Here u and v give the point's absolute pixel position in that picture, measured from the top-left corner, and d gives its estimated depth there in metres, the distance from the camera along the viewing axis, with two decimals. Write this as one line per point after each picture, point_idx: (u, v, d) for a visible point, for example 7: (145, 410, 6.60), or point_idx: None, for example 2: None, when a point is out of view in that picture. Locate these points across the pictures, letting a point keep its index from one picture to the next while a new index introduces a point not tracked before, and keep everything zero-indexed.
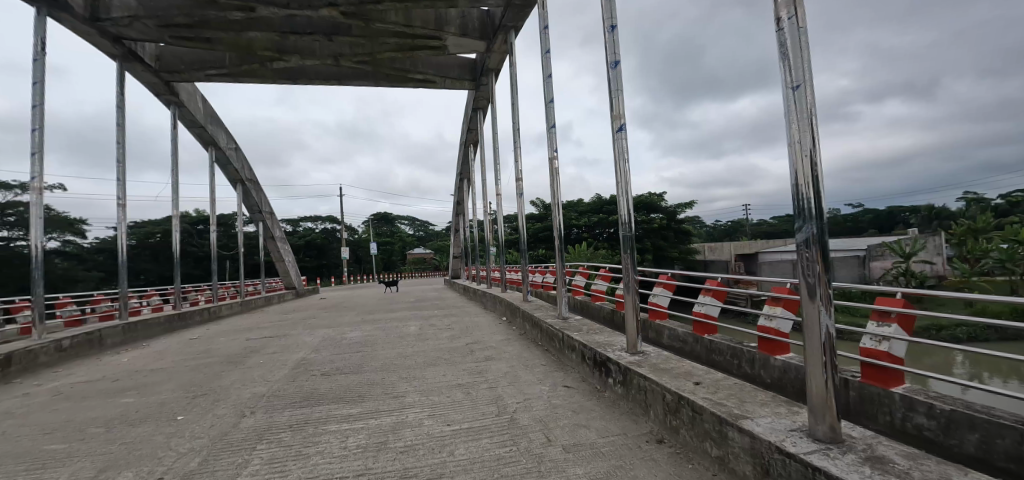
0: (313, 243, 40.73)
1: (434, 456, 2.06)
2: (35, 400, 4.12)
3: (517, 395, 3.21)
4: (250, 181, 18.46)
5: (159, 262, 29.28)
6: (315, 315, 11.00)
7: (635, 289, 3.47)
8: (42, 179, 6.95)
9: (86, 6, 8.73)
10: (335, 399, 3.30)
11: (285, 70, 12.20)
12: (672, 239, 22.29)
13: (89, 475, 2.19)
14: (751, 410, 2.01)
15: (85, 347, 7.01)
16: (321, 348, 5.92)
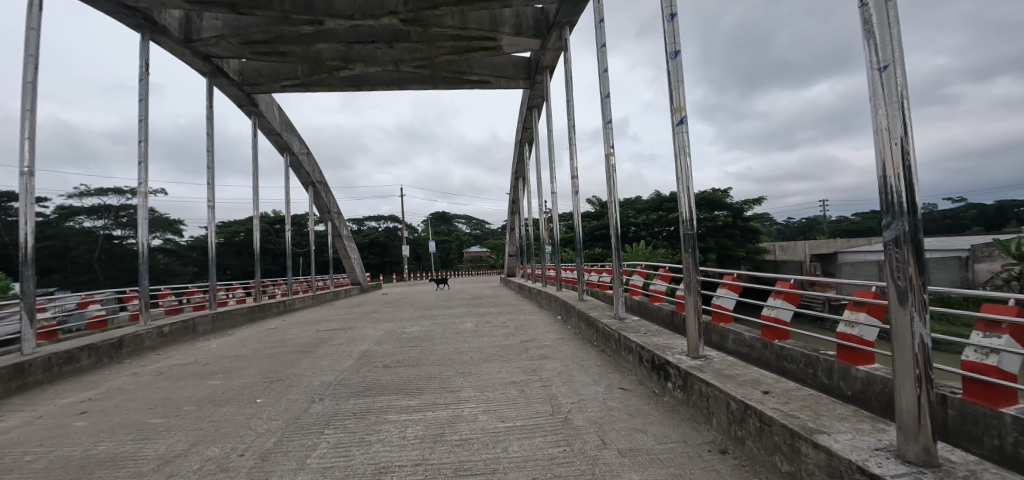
0: (376, 242, 43.07)
1: (488, 451, 2.09)
2: (144, 378, 4.72)
3: (572, 394, 3.17)
4: (320, 183, 19.83)
5: (243, 258, 32.46)
6: (378, 310, 11.60)
7: (697, 290, 3.30)
8: (147, 185, 7.91)
9: (182, 29, 9.85)
10: (395, 390, 3.45)
11: (350, 78, 12.96)
12: (738, 238, 20.98)
13: (184, 447, 2.47)
14: (829, 424, 1.83)
15: (182, 333, 7.93)
16: (383, 341, 6.23)
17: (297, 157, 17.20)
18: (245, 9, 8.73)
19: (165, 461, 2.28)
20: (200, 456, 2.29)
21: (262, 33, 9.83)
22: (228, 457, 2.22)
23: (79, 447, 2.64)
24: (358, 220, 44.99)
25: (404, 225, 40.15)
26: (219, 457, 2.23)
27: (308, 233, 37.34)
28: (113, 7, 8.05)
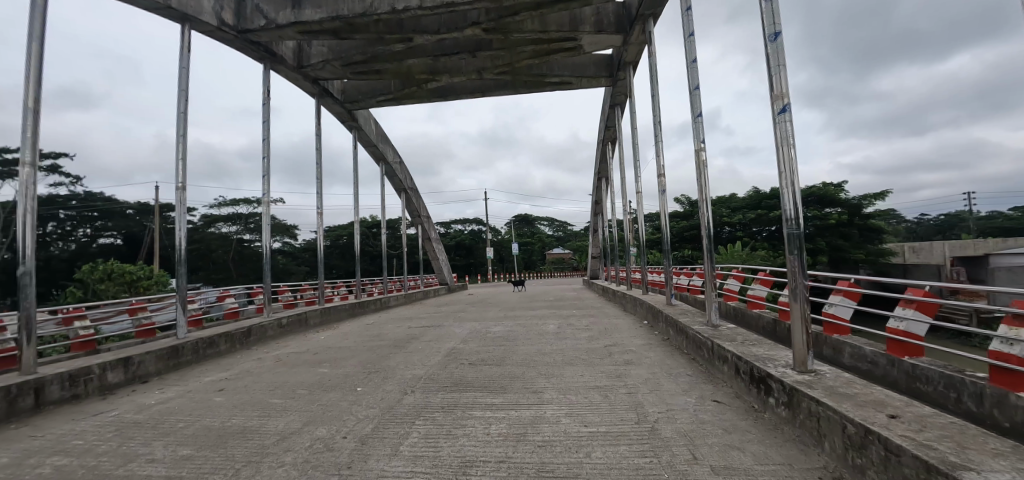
0: (461, 243, 45.15)
1: (570, 455, 2.08)
2: (267, 363, 5.46)
3: (659, 403, 3.04)
4: (412, 190, 21.26)
5: (344, 259, 36.15)
6: (463, 309, 12.14)
7: (805, 297, 2.97)
8: (269, 195, 9.09)
9: (296, 57, 11.25)
10: (477, 388, 3.58)
11: (437, 90, 13.80)
12: (857, 239, 18.49)
13: (299, 425, 2.81)
14: (977, 460, 1.53)
15: (298, 325, 9.06)
16: (467, 340, 6.49)
17: (391, 166, 18.54)
18: (346, 33, 9.74)
19: (283, 436, 2.60)
20: (311, 435, 2.58)
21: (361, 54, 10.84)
22: (334, 438, 2.47)
23: (219, 419, 3.13)
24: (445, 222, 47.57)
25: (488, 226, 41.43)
26: (326, 437, 2.49)
27: (400, 236, 40.57)
28: (243, 43, 9.42)
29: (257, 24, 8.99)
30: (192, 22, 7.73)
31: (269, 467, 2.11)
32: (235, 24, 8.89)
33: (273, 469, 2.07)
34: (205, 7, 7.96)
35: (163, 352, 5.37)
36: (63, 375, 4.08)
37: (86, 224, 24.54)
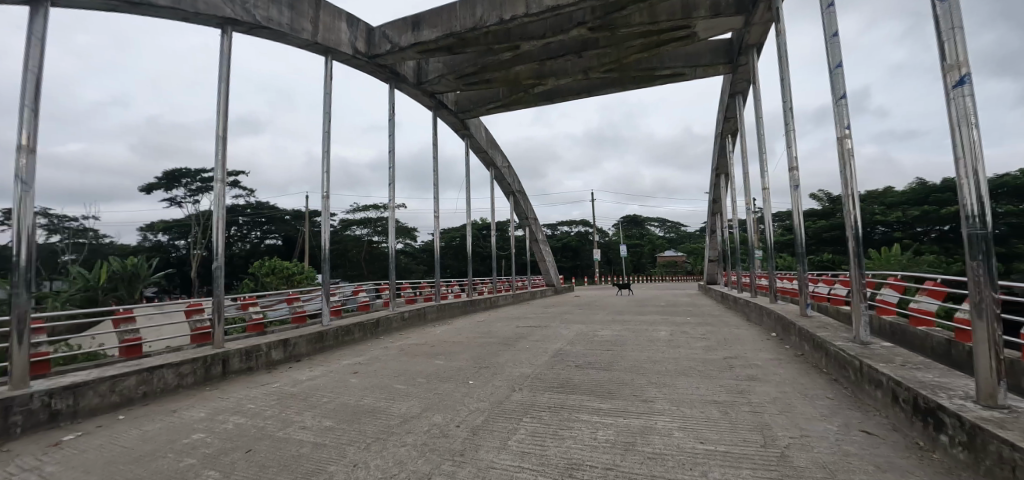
0: (567, 246, 45.80)
1: (684, 471, 1.95)
2: (392, 352, 6.13)
3: (790, 427, 2.70)
4: (520, 193, 22.05)
5: (459, 260, 39.09)
6: (570, 312, 12.24)
7: (995, 315, 2.38)
8: (394, 201, 10.13)
9: (415, 74, 12.47)
10: (583, 392, 3.56)
11: (545, 93, 14.20)
12: None
13: (419, 410, 3.08)
14: None
15: (417, 319, 10.07)
16: (575, 342, 6.55)
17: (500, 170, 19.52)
18: (459, 49, 10.47)
19: (405, 419, 2.87)
20: (428, 420, 2.80)
21: (471, 66, 11.64)
22: (449, 426, 2.65)
23: (353, 398, 3.58)
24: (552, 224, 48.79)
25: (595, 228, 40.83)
26: (441, 424, 2.68)
27: (508, 236, 42.56)
28: (373, 67, 10.77)
29: (384, 49, 10.19)
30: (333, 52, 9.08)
31: (394, 445, 2.35)
32: (366, 51, 10.17)
33: (397, 448, 2.30)
34: (343, 38, 9.37)
35: (311, 337, 6.69)
36: (239, 351, 5.41)
37: (255, 229, 30.79)
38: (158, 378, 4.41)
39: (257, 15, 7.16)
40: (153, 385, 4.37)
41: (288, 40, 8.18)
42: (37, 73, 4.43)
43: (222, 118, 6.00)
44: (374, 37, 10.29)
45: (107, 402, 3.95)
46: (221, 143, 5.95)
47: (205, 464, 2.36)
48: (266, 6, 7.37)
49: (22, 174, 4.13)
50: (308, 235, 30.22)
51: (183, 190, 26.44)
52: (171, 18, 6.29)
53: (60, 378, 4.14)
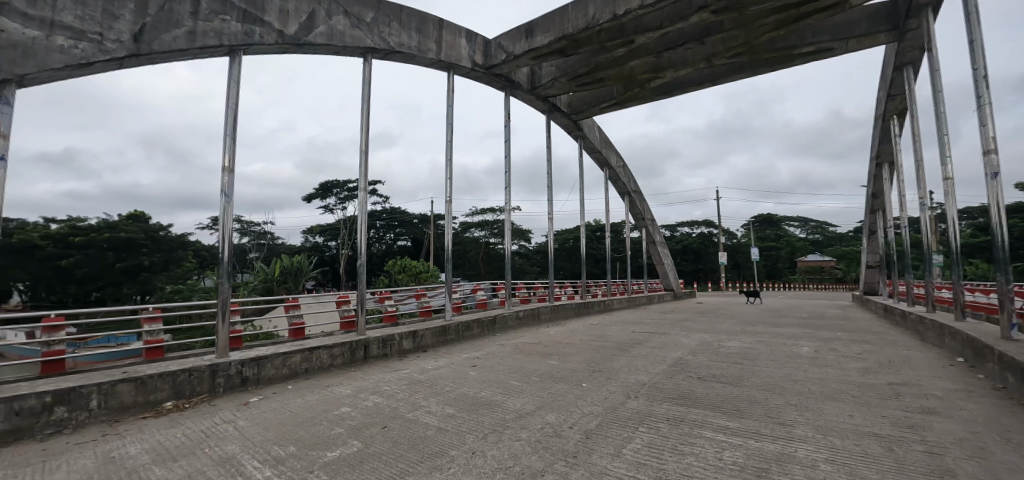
0: (687, 248, 43.14)
1: None
2: (507, 350, 6.63)
3: (987, 477, 2.17)
4: (636, 193, 21.11)
5: (572, 262, 40.22)
6: (693, 319, 11.53)
7: None
8: (510, 204, 10.96)
9: (529, 79, 13.04)
10: (703, 406, 3.37)
11: (662, 87, 13.66)
12: None
13: (532, 407, 3.24)
14: None
15: (531, 319, 10.57)
16: (697, 352, 6.24)
17: (615, 170, 19.07)
18: (572, 50, 10.53)
19: (519, 414, 3.09)
20: (541, 419, 2.93)
21: (584, 67, 11.73)
22: (562, 427, 2.72)
23: (471, 390, 4.06)
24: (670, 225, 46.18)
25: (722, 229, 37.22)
26: (554, 424, 2.78)
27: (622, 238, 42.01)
28: (489, 77, 11.53)
29: (500, 58, 10.78)
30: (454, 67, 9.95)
31: (509, 439, 2.58)
32: (483, 63, 10.89)
33: (511, 442, 2.52)
34: (462, 54, 10.18)
35: (435, 331, 7.68)
36: (376, 339, 6.58)
37: (389, 231, 35.93)
38: (316, 357, 5.75)
39: (391, 41, 8.26)
40: (312, 362, 5.71)
41: (416, 61, 9.20)
42: (234, 110, 5.64)
43: (365, 134, 7.41)
44: (490, 48, 10.95)
45: (281, 373, 5.36)
46: (363, 155, 7.35)
47: (349, 435, 3.02)
48: (399, 33, 8.48)
49: (224, 190, 5.35)
50: (432, 237, 33.62)
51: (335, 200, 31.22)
52: (326, 54, 7.53)
53: (248, 350, 5.61)
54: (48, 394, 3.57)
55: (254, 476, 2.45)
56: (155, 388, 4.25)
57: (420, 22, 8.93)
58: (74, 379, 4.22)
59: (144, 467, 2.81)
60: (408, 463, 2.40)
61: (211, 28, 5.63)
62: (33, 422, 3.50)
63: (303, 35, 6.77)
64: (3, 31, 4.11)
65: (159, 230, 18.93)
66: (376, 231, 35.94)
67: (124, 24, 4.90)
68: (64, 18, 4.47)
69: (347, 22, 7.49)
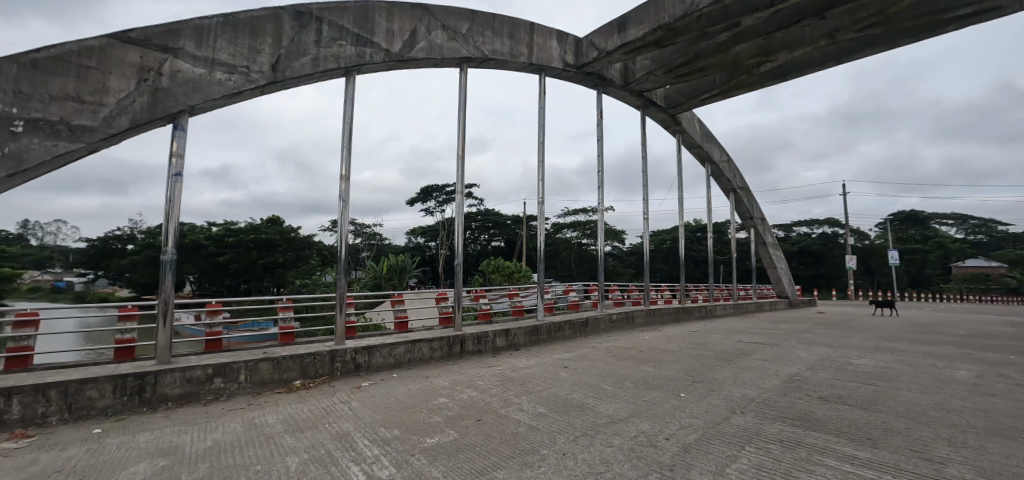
0: (808, 250, 37.08)
1: None
2: (601, 353, 6.93)
3: None
4: (742, 189, 19.10)
5: (670, 264, 38.77)
6: (811, 332, 10.33)
7: None
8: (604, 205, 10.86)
9: (622, 75, 12.31)
10: (817, 428, 3.17)
11: (773, 71, 12.48)
12: None
13: (627, 414, 3.55)
14: None
15: (625, 322, 10.35)
16: (815, 368, 5.66)
17: (718, 166, 17.28)
18: (669, 40, 10.11)
19: (613, 419, 3.41)
20: (637, 427, 3.21)
21: (684, 55, 11.21)
22: (658, 437, 2.95)
23: (565, 390, 4.44)
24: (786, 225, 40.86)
25: (848, 228, 32.18)
26: (648, 433, 3.03)
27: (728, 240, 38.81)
28: (580, 76, 11.17)
29: (591, 56, 10.48)
30: (546, 70, 10.10)
31: (602, 443, 2.84)
32: (574, 62, 10.66)
33: (604, 446, 2.77)
34: (554, 55, 10.08)
35: (528, 329, 7.86)
36: (472, 336, 6.88)
37: (483, 232, 37.84)
38: (417, 350, 6.22)
39: (485, 49, 8.57)
40: (414, 354, 6.20)
41: (508, 66, 9.38)
42: (349, 125, 6.37)
43: (461, 141, 7.85)
44: (581, 46, 10.72)
45: (388, 362, 5.91)
46: (460, 160, 7.79)
47: (447, 424, 3.39)
48: (493, 41, 8.74)
49: (343, 196, 6.19)
50: (525, 238, 34.20)
51: (434, 203, 33.58)
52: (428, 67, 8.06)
53: (358, 341, 6.23)
54: (210, 366, 4.60)
55: (367, 452, 2.84)
56: (287, 368, 5.08)
57: (512, 28, 9.07)
58: (230, 355, 5.20)
59: (280, 433, 3.33)
60: (502, 457, 2.64)
61: (330, 54, 6.42)
62: (200, 388, 4.55)
63: (406, 51, 7.32)
64: (180, 71, 5.17)
65: (291, 233, 25.38)
66: (472, 233, 38.04)
67: (264, 56, 5.78)
68: (222, 55, 5.45)
69: (445, 35, 7.93)
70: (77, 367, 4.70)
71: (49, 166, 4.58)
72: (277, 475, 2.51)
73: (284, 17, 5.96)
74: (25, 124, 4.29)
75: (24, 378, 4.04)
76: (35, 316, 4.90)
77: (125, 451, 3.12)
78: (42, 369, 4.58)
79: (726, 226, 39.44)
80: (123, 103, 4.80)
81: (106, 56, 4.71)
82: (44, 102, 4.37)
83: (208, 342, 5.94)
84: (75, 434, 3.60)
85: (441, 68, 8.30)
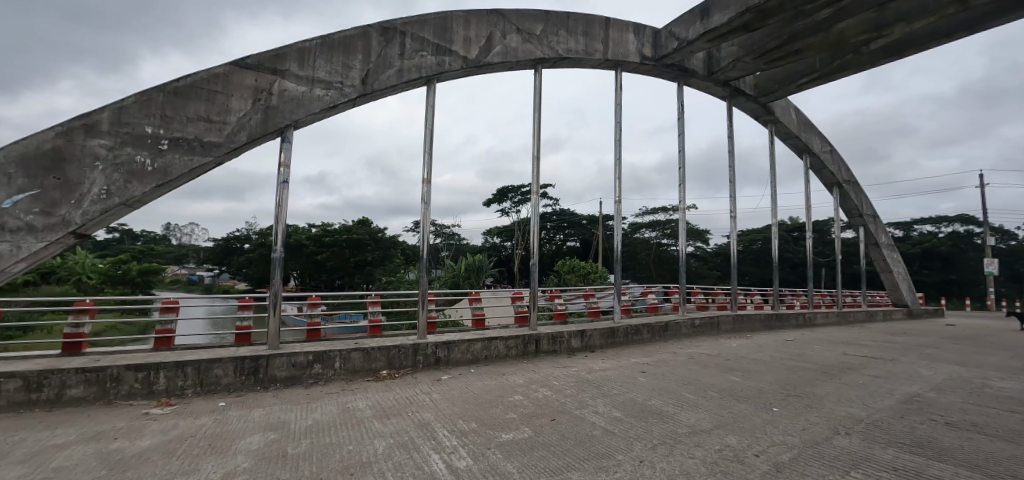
0: (934, 252, 31.77)
1: None
2: (682, 359, 6.56)
3: None
4: (849, 182, 16.96)
5: (761, 266, 35.77)
6: (938, 346, 8.91)
7: None
8: (685, 203, 10.28)
9: (705, 64, 11.48)
10: (947, 459, 2.71)
11: (887, 47, 10.97)
12: None
13: (709, 425, 3.34)
14: None
15: (709, 328, 9.71)
16: (944, 389, 4.90)
17: (818, 157, 15.49)
18: (758, 22, 9.35)
19: (694, 430, 3.21)
20: (722, 439, 3.01)
21: (776, 39, 10.23)
22: (745, 452, 2.74)
23: (642, 396, 4.27)
24: (904, 223, 35.43)
25: (987, 225, 27.15)
26: (735, 448, 2.81)
27: (831, 240, 34.67)
28: (659, 70, 10.64)
29: (671, 47, 9.91)
30: (622, 66, 9.81)
31: (681, 454, 2.70)
32: (653, 55, 10.20)
33: (684, 458, 2.64)
34: (631, 49, 9.75)
35: (604, 332, 7.71)
36: (547, 336, 6.92)
37: (558, 232, 38.00)
38: (494, 346, 6.41)
39: (559, 48, 8.52)
40: (492, 351, 6.39)
41: (582, 64, 9.23)
42: (430, 132, 6.73)
43: (535, 141, 7.92)
44: (660, 38, 10.20)
45: (466, 357, 6.15)
46: (535, 160, 7.87)
47: (521, 422, 3.44)
48: (567, 39, 8.66)
49: (425, 199, 6.56)
50: (603, 237, 33.46)
51: (510, 203, 34.30)
52: (503, 70, 8.22)
53: (439, 336, 6.58)
54: (311, 353, 5.13)
55: (446, 442, 2.98)
56: (376, 358, 5.51)
57: (586, 25, 8.93)
58: (327, 344, 5.76)
59: (370, 418, 3.62)
60: (576, 458, 2.63)
61: (413, 64, 6.83)
62: (303, 372, 5.10)
63: (482, 57, 7.56)
64: (287, 90, 5.82)
65: (379, 234, 27.36)
66: (548, 232, 38.55)
67: (356, 72, 6.30)
68: (320, 73, 6.04)
69: (519, 38, 8.03)
70: (210, 348, 5.53)
71: (186, 178, 5.40)
72: (368, 455, 2.74)
73: (373, 34, 6.45)
74: (169, 142, 5.11)
75: (169, 356, 4.83)
76: (176, 305, 5.83)
77: (243, 422, 3.59)
78: (184, 349, 5.43)
79: (830, 224, 35.23)
80: (242, 120, 5.52)
81: (229, 80, 5.46)
82: (183, 123, 5.18)
83: (309, 331, 6.81)
84: (206, 405, 4.23)
85: (515, 70, 8.41)
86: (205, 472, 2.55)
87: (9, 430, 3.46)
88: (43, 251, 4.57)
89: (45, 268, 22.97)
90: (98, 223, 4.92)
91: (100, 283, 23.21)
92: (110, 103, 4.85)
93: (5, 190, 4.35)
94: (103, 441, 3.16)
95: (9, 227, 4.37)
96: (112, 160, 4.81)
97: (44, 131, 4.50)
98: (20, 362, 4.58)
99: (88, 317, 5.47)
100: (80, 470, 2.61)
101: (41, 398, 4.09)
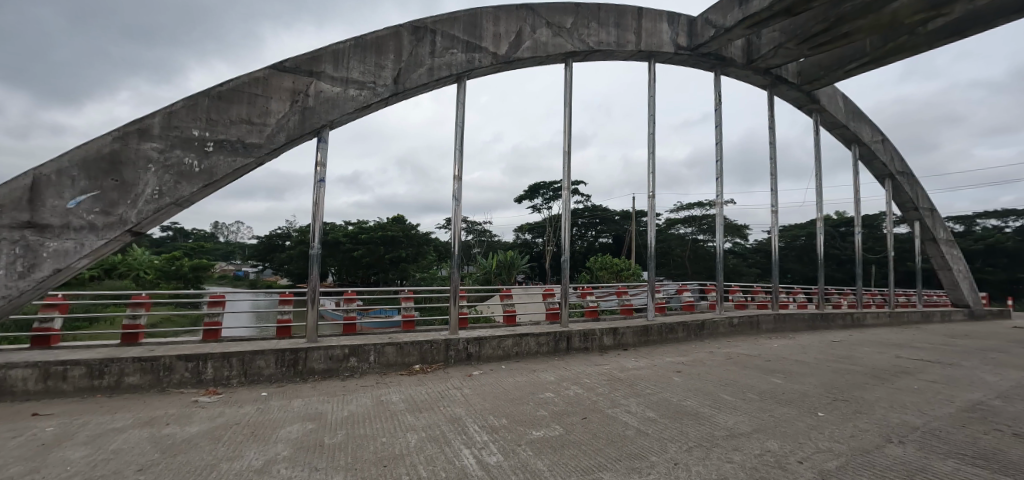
0: (998, 248, 29.52)
1: None
2: (722, 359, 6.34)
3: None
4: (901, 174, 15.93)
5: (804, 263, 34.18)
6: (1005, 350, 8.26)
7: None
8: (720, 197, 9.97)
9: (744, 52, 11.05)
10: (1013, 473, 2.51)
11: (947, 26, 10.23)
12: None
13: (750, 429, 3.22)
14: None
15: (748, 327, 9.35)
16: (1015, 396, 4.54)
17: (867, 147, 14.62)
18: (801, 5, 8.90)
19: (733, 433, 3.12)
20: (762, 444, 2.90)
21: (822, 22, 9.68)
22: (788, 458, 2.63)
23: (677, 396, 4.19)
24: (964, 218, 33.10)
25: None
26: (777, 453, 2.70)
27: (882, 236, 32.73)
28: (694, 60, 10.32)
29: (708, 36, 9.58)
30: (657, 55, 9.55)
31: (718, 458, 2.63)
32: (688, 44, 9.87)
33: (721, 462, 2.56)
34: (664, 39, 9.50)
35: (637, 330, 7.56)
36: (579, 333, 6.87)
37: (591, 229, 37.72)
38: (525, 343, 6.42)
39: (590, 41, 8.42)
40: (523, 347, 6.40)
41: (615, 55, 9.07)
42: (461, 128, 6.80)
43: (566, 138, 7.86)
44: (695, 26, 9.85)
45: (497, 353, 6.21)
46: (565, 156, 7.81)
47: (552, 419, 3.43)
48: (598, 32, 8.52)
49: (456, 195, 6.64)
50: (635, 234, 32.97)
51: (541, 200, 34.33)
52: (535, 64, 8.16)
53: (471, 332, 6.63)
54: (346, 347, 5.29)
55: (477, 437, 3.01)
56: (408, 353, 5.61)
57: (618, 16, 8.77)
58: (361, 338, 5.89)
59: (402, 411, 3.69)
60: (608, 458, 2.61)
61: (443, 62, 6.90)
62: (338, 366, 5.26)
63: (511, 52, 7.56)
64: (322, 91, 6.01)
65: (412, 230, 28.11)
66: (580, 229, 38.31)
67: (388, 71, 6.43)
68: (353, 74, 6.20)
69: (550, 32, 7.96)
70: (254, 340, 5.80)
71: (229, 178, 5.67)
72: (401, 448, 2.81)
73: (404, 33, 6.56)
74: (214, 144, 5.38)
75: (217, 348, 5.10)
76: (222, 298, 6.13)
77: (283, 412, 3.74)
78: (229, 341, 5.71)
79: (881, 218, 33.23)
80: (281, 122, 5.75)
81: (268, 84, 5.69)
82: (227, 125, 5.44)
83: (345, 325, 7.03)
84: (249, 394, 4.46)
85: (546, 66, 8.35)
86: (248, 459, 2.67)
87: (76, 414, 3.74)
88: (103, 248, 4.91)
89: (109, 264, 24.79)
90: (151, 222, 5.25)
91: (155, 278, 24.85)
92: (161, 107, 5.15)
93: (69, 191, 4.69)
94: (157, 426, 3.37)
95: (73, 226, 4.71)
96: (163, 162, 5.11)
97: (103, 136, 4.83)
98: (86, 350, 4.95)
99: (145, 310, 5.83)
100: (136, 453, 2.79)
101: (103, 384, 4.41)
